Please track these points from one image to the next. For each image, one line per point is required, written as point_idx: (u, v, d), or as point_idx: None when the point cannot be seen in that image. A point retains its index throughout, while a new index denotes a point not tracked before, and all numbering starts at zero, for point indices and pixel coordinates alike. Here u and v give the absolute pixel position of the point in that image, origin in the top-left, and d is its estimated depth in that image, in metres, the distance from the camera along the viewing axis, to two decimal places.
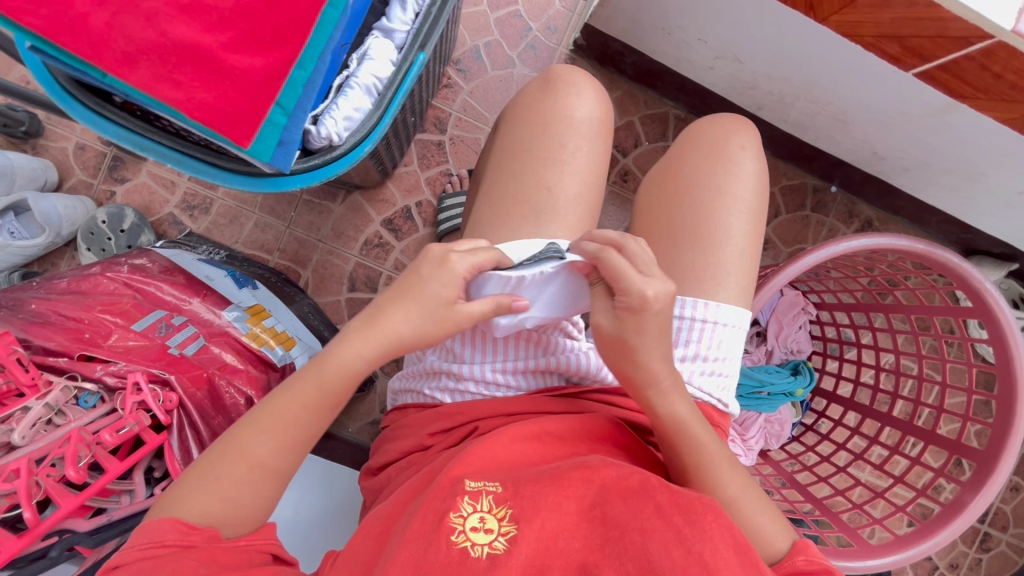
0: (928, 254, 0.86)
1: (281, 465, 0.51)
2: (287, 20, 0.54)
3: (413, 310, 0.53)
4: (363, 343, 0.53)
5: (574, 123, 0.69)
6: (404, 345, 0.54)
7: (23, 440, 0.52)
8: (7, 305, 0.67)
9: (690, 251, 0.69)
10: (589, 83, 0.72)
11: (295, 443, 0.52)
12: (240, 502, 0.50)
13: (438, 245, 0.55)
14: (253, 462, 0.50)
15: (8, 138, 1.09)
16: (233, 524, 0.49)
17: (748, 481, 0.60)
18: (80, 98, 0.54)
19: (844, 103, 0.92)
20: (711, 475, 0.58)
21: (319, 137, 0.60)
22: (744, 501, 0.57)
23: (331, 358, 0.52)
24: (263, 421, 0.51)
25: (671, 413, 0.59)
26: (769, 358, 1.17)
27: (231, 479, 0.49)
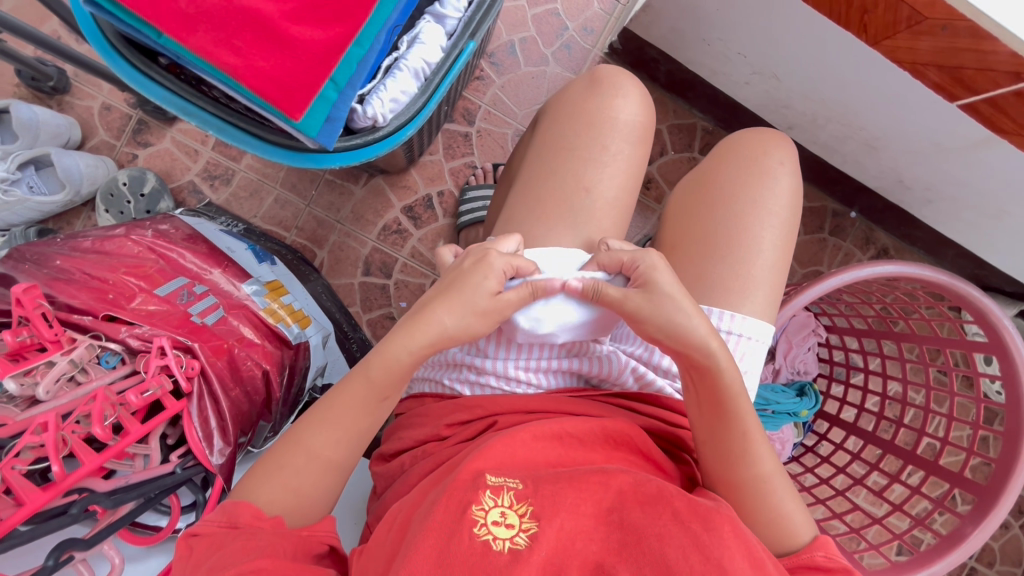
0: (950, 286, 0.86)
1: (333, 457, 0.55)
2: None
3: (455, 301, 0.57)
4: (408, 337, 0.57)
5: (618, 125, 0.69)
6: (444, 334, 0.57)
7: (47, 395, 0.51)
8: (31, 259, 0.66)
9: (721, 262, 0.69)
10: (635, 87, 0.72)
11: (347, 435, 0.55)
12: (301, 493, 0.53)
13: (480, 247, 0.62)
14: (312, 451, 0.54)
15: (33, 91, 1.08)
16: (296, 514, 0.53)
17: (778, 466, 0.60)
18: (127, 55, 0.54)
19: (876, 129, 0.92)
20: (748, 448, 0.58)
21: (364, 117, 0.59)
22: (776, 480, 0.58)
23: (376, 355, 0.57)
24: (321, 413, 0.55)
25: (721, 383, 0.58)
26: (775, 377, 1.17)
27: (291, 470, 0.53)
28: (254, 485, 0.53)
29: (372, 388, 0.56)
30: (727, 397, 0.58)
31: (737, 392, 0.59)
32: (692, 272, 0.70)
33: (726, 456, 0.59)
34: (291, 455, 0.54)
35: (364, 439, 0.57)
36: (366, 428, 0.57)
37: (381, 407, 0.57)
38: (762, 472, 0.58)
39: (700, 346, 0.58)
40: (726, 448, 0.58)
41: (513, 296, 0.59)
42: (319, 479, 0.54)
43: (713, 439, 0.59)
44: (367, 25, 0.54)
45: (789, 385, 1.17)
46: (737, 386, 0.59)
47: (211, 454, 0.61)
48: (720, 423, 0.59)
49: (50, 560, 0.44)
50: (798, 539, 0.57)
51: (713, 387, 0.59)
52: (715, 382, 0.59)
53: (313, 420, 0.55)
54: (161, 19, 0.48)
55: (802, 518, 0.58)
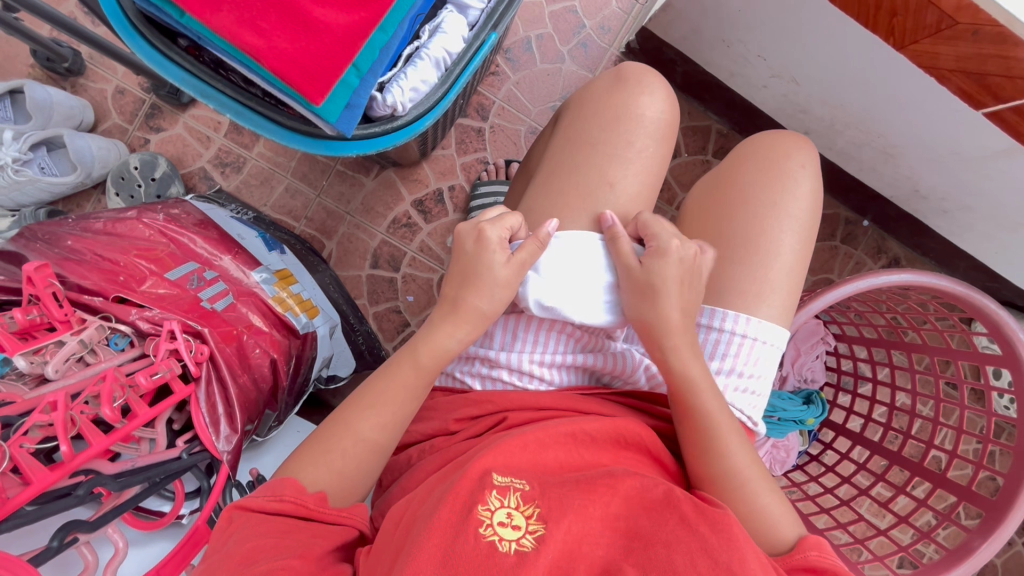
0: (966, 297, 0.85)
1: (379, 440, 0.55)
2: None
3: (483, 287, 0.58)
4: (453, 326, 0.59)
5: (642, 122, 0.68)
6: (486, 318, 0.59)
7: (56, 374, 0.50)
8: (42, 239, 0.65)
9: (738, 265, 0.68)
10: (661, 84, 0.71)
11: (393, 419, 0.56)
12: (346, 473, 0.54)
13: (470, 224, 0.61)
14: (359, 435, 0.55)
15: (48, 72, 1.07)
16: (339, 494, 0.53)
17: (759, 466, 0.59)
18: (146, 34, 0.54)
19: (895, 136, 0.91)
20: (721, 447, 0.58)
21: (383, 106, 0.59)
22: (753, 477, 0.58)
23: (423, 344, 0.58)
24: (367, 399, 0.57)
25: (685, 382, 0.59)
26: (782, 384, 1.17)
27: (339, 452, 0.54)
28: (301, 464, 0.54)
29: (420, 371, 0.58)
30: (694, 395, 0.59)
31: (706, 391, 0.59)
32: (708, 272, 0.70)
33: (696, 453, 0.59)
34: (338, 439, 0.55)
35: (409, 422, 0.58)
36: (413, 409, 0.58)
37: (427, 388, 0.59)
38: (740, 472, 0.57)
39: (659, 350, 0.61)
40: (693, 446, 0.59)
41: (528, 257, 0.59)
42: (366, 461, 0.55)
43: (688, 440, 0.59)
44: (392, 11, 0.54)
45: (796, 392, 1.16)
46: (703, 384, 0.59)
47: (218, 441, 0.60)
48: (687, 421, 0.59)
49: (55, 541, 0.43)
50: (784, 538, 0.55)
51: (678, 386, 0.60)
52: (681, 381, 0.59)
53: (357, 406, 0.56)
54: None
55: (784, 516, 0.56)
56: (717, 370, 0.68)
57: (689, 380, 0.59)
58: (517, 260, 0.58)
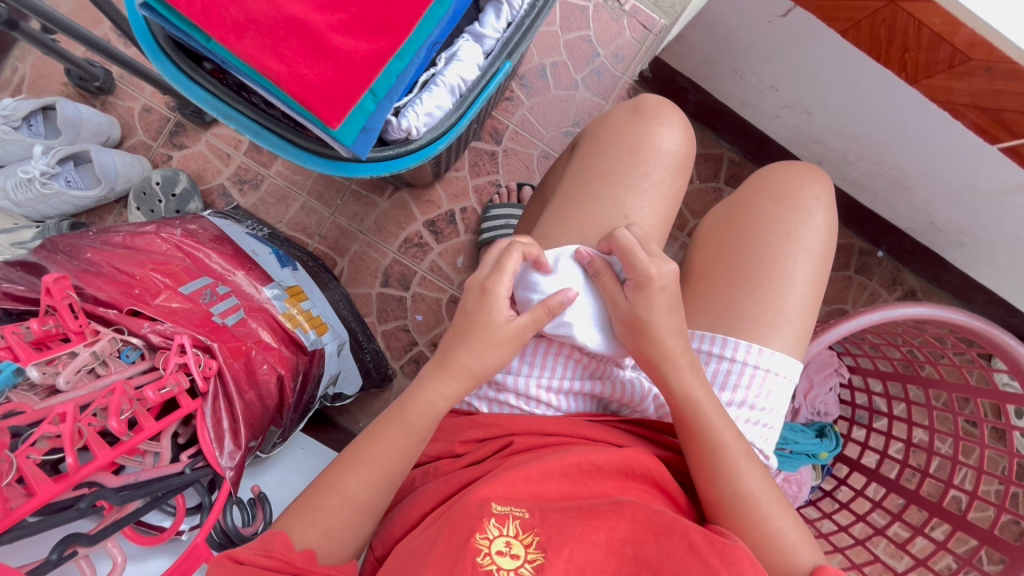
0: (984, 333, 0.82)
1: (368, 499, 0.55)
2: (396, 12, 0.54)
3: (474, 346, 0.58)
4: (441, 382, 0.58)
5: (659, 153, 0.69)
6: (475, 376, 0.58)
7: (67, 385, 0.50)
8: (63, 250, 0.67)
9: (750, 295, 0.68)
10: (678, 116, 0.71)
11: (379, 477, 0.55)
12: (334, 534, 0.53)
13: (475, 279, 0.60)
14: (345, 493, 0.54)
15: (79, 90, 1.11)
16: (330, 552, 0.52)
17: (769, 482, 0.58)
18: (173, 58, 0.56)
19: (910, 168, 0.91)
20: (727, 466, 0.57)
21: (398, 129, 0.60)
22: (765, 498, 0.56)
23: (410, 400, 0.57)
24: (354, 457, 0.56)
25: (687, 401, 0.58)
26: (794, 416, 1.16)
27: (326, 511, 0.53)
28: (291, 520, 0.53)
29: (406, 429, 0.56)
30: (696, 415, 0.58)
31: (708, 407, 0.58)
32: (720, 301, 0.69)
33: (705, 478, 0.57)
34: (326, 498, 0.54)
35: (397, 480, 0.56)
36: (401, 468, 0.56)
37: (415, 447, 0.57)
38: (747, 491, 0.56)
39: (657, 369, 0.59)
40: (701, 470, 0.58)
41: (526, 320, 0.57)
42: (352, 521, 0.54)
43: (693, 462, 0.58)
44: (410, 39, 0.55)
45: (808, 425, 1.14)
46: (704, 400, 0.58)
47: (221, 456, 0.60)
48: (692, 445, 0.58)
49: (54, 554, 0.43)
50: (798, 563, 0.53)
51: (682, 407, 0.58)
52: (682, 397, 0.58)
53: (345, 464, 0.56)
54: (209, 24, 0.49)
55: (797, 538, 0.55)
56: (728, 402, 0.67)
57: (693, 398, 0.58)
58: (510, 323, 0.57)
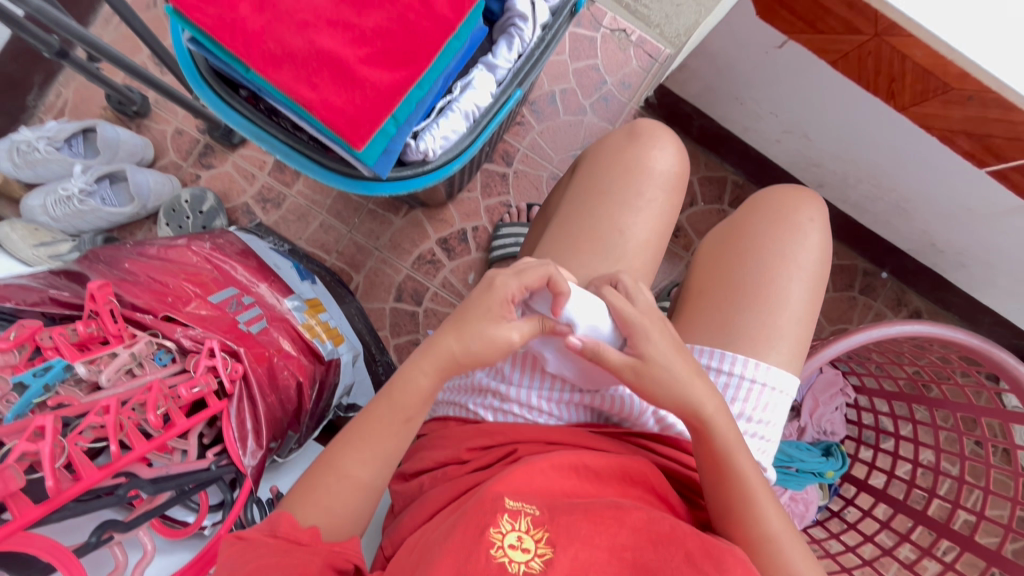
0: (983, 351, 0.84)
1: (364, 476, 0.58)
2: (418, 46, 0.58)
3: (465, 334, 0.59)
4: (425, 362, 0.60)
5: (653, 174, 0.73)
6: (458, 364, 0.59)
7: (108, 382, 0.55)
8: (104, 260, 0.72)
9: (746, 313, 0.71)
10: (671, 139, 0.76)
11: (371, 455, 0.58)
12: (333, 510, 0.57)
13: (489, 273, 0.62)
14: (343, 471, 0.58)
15: (117, 114, 1.19)
16: (333, 529, 0.57)
17: (790, 524, 0.60)
18: (213, 85, 0.61)
19: (908, 192, 0.94)
20: (752, 509, 0.58)
21: (415, 152, 0.65)
22: (787, 543, 0.58)
23: (399, 379, 0.60)
24: (350, 438, 0.59)
25: (717, 444, 0.60)
26: (800, 435, 1.16)
27: (323, 489, 0.57)
28: (295, 500, 0.57)
29: (395, 409, 0.59)
30: (725, 457, 0.59)
31: (736, 450, 0.60)
32: (718, 317, 0.72)
33: (731, 519, 0.59)
34: (324, 479, 0.58)
35: (388, 459, 0.59)
36: (394, 447, 0.60)
37: (406, 427, 0.60)
38: (770, 533, 0.58)
39: (696, 414, 0.60)
40: (730, 512, 0.59)
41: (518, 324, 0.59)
42: (350, 499, 0.57)
43: (718, 501, 0.60)
44: (429, 69, 0.59)
45: (814, 444, 1.15)
46: (734, 444, 0.60)
47: (244, 456, 0.63)
48: (720, 485, 0.60)
49: (92, 537, 0.47)
50: None
51: (713, 451, 0.60)
52: (712, 440, 0.60)
53: (342, 444, 0.59)
54: (250, 57, 0.55)
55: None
56: None
57: (722, 442, 0.60)
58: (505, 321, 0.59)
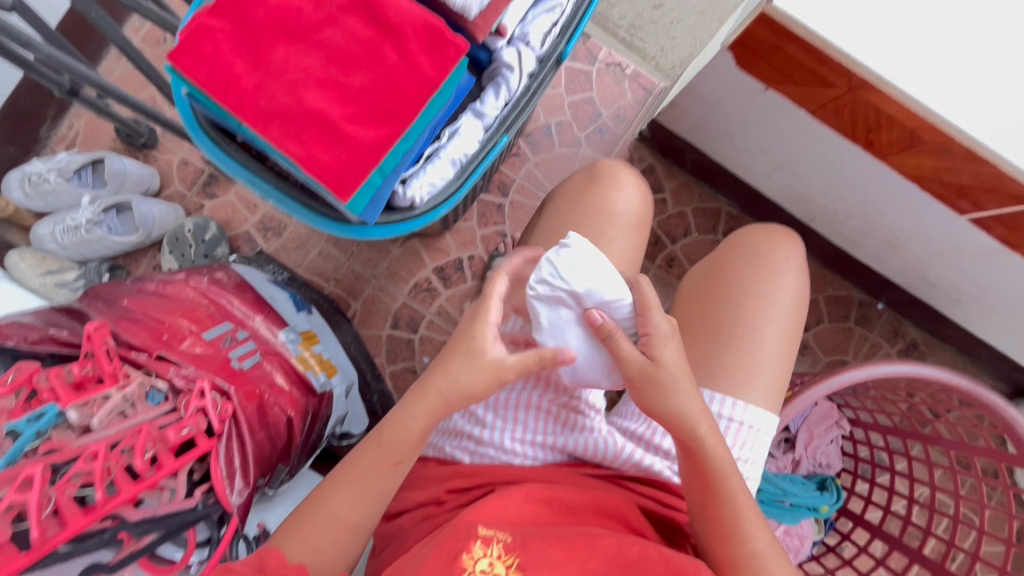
0: (974, 393, 0.83)
1: (351, 518, 0.59)
2: (401, 101, 0.59)
3: (454, 369, 0.61)
4: (415, 405, 0.61)
5: (614, 216, 0.78)
6: (448, 402, 0.61)
7: (99, 425, 0.57)
8: (103, 298, 0.74)
9: (725, 352, 0.72)
10: (631, 180, 0.81)
11: (361, 495, 0.60)
12: (320, 548, 0.58)
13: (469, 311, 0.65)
14: (329, 510, 0.59)
15: (126, 145, 1.22)
16: (320, 561, 0.58)
17: (777, 546, 0.60)
18: (210, 133, 0.64)
19: (897, 229, 0.95)
20: (740, 525, 0.59)
21: (403, 198, 0.67)
22: (772, 560, 0.58)
23: (388, 423, 0.62)
24: (344, 477, 0.60)
25: (710, 463, 0.61)
26: (795, 468, 1.15)
27: (312, 527, 0.58)
28: (285, 536, 0.59)
29: (384, 453, 0.60)
30: (716, 475, 0.60)
31: (728, 470, 0.61)
32: (697, 355, 0.73)
33: (720, 536, 0.60)
34: (313, 514, 0.59)
35: (376, 501, 0.60)
36: (382, 490, 0.61)
37: (395, 471, 0.61)
38: (757, 551, 0.59)
39: (689, 431, 0.61)
40: (717, 527, 0.60)
41: (513, 361, 0.60)
42: (338, 537, 0.59)
43: (707, 519, 0.61)
44: (413, 126, 0.60)
45: (808, 477, 1.14)
46: (725, 463, 0.61)
47: (232, 494, 0.64)
48: (707, 504, 0.61)
49: None
50: None
51: (702, 468, 0.61)
52: (703, 459, 0.61)
53: (334, 482, 0.61)
54: (242, 113, 0.58)
55: None
56: None
57: (713, 462, 0.61)
58: (497, 359, 0.60)
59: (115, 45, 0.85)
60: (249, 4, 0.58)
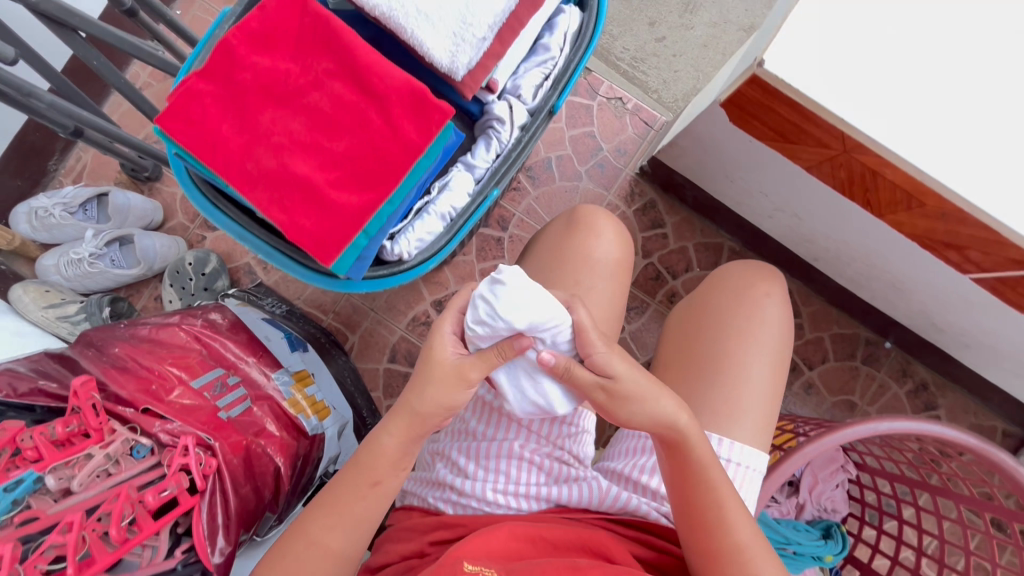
0: (981, 451, 0.79)
1: (334, 545, 0.59)
2: (385, 169, 0.62)
3: (421, 386, 0.60)
4: (392, 426, 0.60)
5: (592, 263, 0.77)
6: (423, 419, 0.60)
7: (80, 487, 0.57)
8: (94, 345, 0.74)
9: (710, 388, 0.73)
10: (610, 226, 0.80)
11: (340, 521, 0.59)
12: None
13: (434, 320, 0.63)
14: (310, 538, 0.58)
15: (131, 178, 1.24)
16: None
17: (759, 535, 0.61)
18: (198, 184, 0.65)
19: (901, 275, 0.92)
20: (723, 518, 0.60)
21: (392, 253, 0.67)
22: (756, 551, 0.60)
23: (367, 448, 0.61)
24: (327, 506, 0.59)
25: (691, 457, 0.60)
26: (799, 512, 1.11)
27: (293, 557, 0.57)
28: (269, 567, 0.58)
29: (362, 472, 0.60)
30: (697, 469, 0.60)
31: (710, 465, 0.61)
32: (683, 391, 0.75)
33: (704, 530, 0.60)
34: (292, 542, 0.58)
35: (362, 523, 0.59)
36: (364, 515, 0.60)
37: (375, 491, 0.60)
38: (741, 544, 0.59)
39: (669, 425, 0.60)
40: (702, 522, 0.61)
41: (472, 364, 0.59)
42: (322, 565, 0.58)
43: (691, 513, 0.61)
44: (399, 188, 0.63)
45: (813, 523, 1.11)
46: (706, 456, 0.61)
47: (212, 554, 0.64)
48: (692, 505, 0.61)
49: None
50: None
51: (684, 463, 0.61)
52: (686, 455, 0.60)
53: (316, 510, 0.60)
54: (231, 177, 0.61)
55: None
56: None
57: (696, 456, 0.60)
58: (456, 364, 0.59)
59: (117, 89, 0.86)
60: (235, 67, 0.62)
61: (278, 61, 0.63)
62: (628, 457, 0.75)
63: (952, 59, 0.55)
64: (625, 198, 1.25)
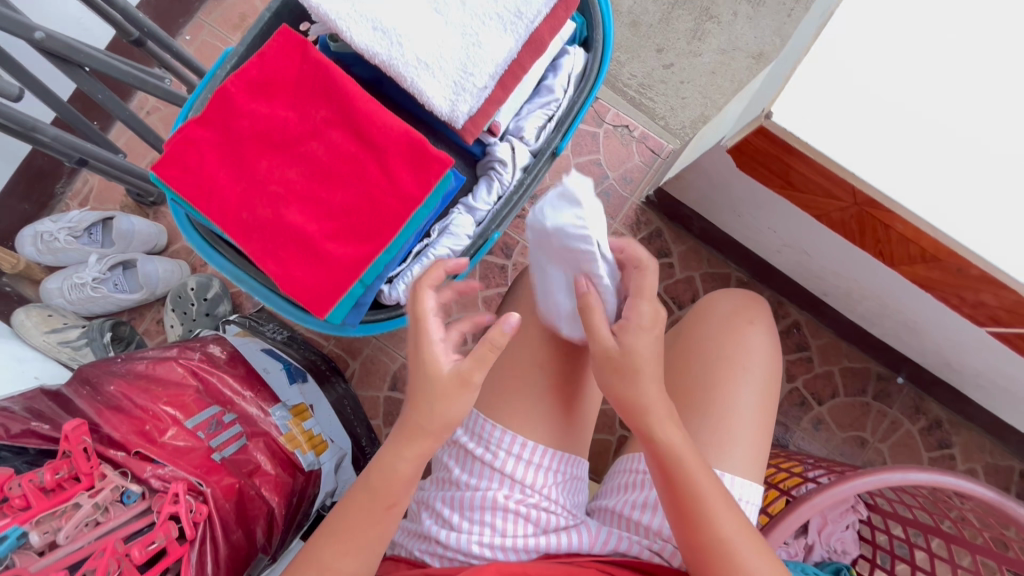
0: (999, 505, 0.76)
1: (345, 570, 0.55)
2: (382, 224, 0.64)
3: (426, 406, 0.57)
4: (403, 447, 0.57)
5: None
6: (434, 434, 0.57)
7: (66, 538, 0.55)
8: (88, 382, 0.73)
9: (696, 419, 0.71)
10: None
11: (354, 546, 0.55)
12: None
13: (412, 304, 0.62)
14: (322, 565, 0.55)
15: (136, 202, 1.24)
16: None
17: (748, 528, 0.58)
18: (197, 227, 0.67)
19: (914, 317, 0.90)
20: (704, 511, 0.57)
21: (391, 297, 0.70)
22: (742, 543, 0.56)
23: (377, 468, 0.58)
24: (337, 534, 0.56)
25: (665, 446, 0.59)
26: (807, 554, 1.07)
27: None
28: None
29: (375, 497, 0.56)
30: (673, 458, 0.58)
31: (686, 454, 0.59)
32: None
33: (686, 524, 0.58)
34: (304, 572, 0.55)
35: (376, 545, 0.56)
36: (378, 536, 0.57)
37: (389, 515, 0.57)
38: (725, 536, 0.56)
39: (643, 413, 0.60)
40: (684, 516, 0.58)
41: (475, 367, 0.56)
42: None
43: (674, 509, 0.59)
44: (393, 240, 0.64)
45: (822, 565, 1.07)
46: (681, 444, 0.59)
47: None
48: (676, 500, 0.58)
49: None
50: None
51: (659, 454, 0.59)
52: (659, 444, 0.59)
53: (326, 538, 0.56)
54: (228, 228, 0.64)
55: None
56: None
57: (671, 444, 0.59)
58: (458, 372, 0.57)
59: (120, 119, 0.86)
60: (234, 115, 0.64)
61: (276, 108, 0.65)
62: (620, 494, 0.73)
63: (963, 110, 0.53)
64: (631, 227, 1.23)
